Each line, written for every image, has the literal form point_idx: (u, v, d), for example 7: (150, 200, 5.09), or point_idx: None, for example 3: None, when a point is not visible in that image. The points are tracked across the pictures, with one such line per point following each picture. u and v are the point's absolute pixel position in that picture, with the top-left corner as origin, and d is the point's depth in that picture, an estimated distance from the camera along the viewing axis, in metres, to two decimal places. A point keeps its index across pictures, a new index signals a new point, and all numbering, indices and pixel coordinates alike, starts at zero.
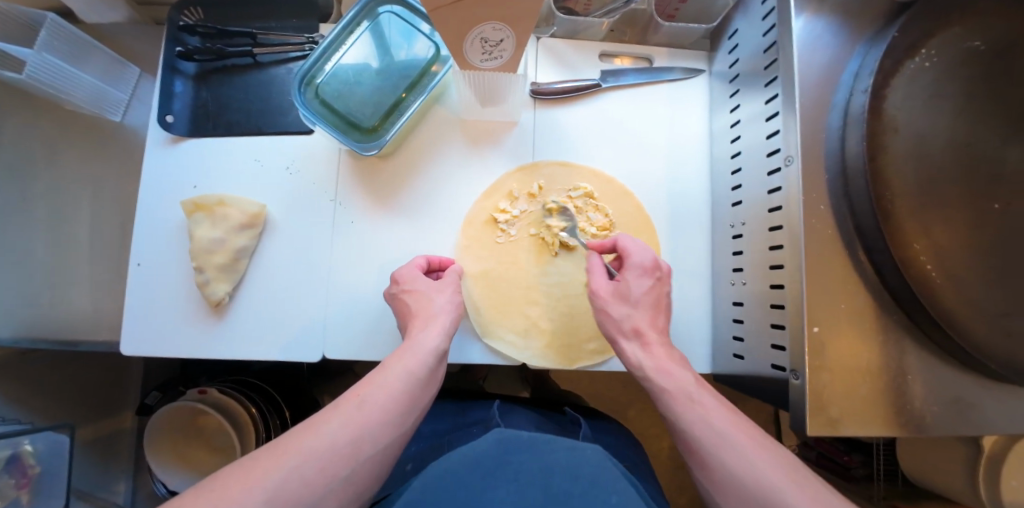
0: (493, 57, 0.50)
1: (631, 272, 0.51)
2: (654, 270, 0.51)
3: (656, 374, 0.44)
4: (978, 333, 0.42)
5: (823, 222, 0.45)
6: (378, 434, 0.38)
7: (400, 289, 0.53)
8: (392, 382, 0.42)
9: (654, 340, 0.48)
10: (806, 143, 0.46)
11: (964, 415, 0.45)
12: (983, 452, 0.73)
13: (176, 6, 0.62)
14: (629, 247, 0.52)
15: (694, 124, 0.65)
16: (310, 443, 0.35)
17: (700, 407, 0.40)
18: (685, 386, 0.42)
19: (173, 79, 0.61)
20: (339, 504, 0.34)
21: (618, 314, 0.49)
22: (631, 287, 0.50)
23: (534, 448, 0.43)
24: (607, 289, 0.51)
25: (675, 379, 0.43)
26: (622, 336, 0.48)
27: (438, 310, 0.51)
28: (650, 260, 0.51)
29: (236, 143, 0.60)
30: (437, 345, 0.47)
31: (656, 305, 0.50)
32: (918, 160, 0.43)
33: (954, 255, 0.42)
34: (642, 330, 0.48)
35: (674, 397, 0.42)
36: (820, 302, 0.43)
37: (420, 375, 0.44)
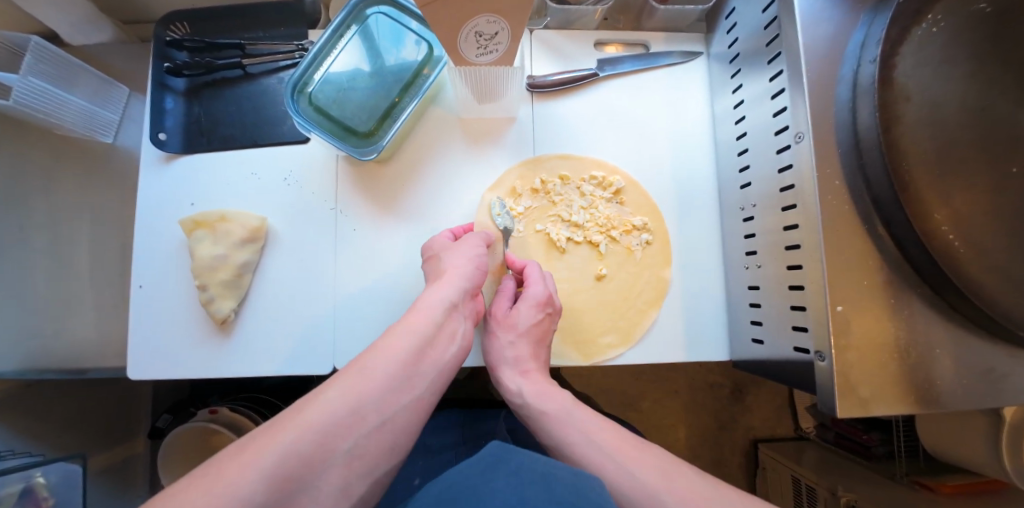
0: (489, 51, 0.49)
1: (524, 301, 0.53)
2: (545, 304, 0.54)
3: (538, 400, 0.48)
4: (1006, 301, 0.41)
5: (838, 199, 0.43)
6: (381, 404, 0.37)
7: (428, 256, 0.54)
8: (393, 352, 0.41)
9: (532, 367, 0.53)
10: (818, 116, 0.45)
11: (998, 387, 0.43)
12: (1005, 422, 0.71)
13: (161, 21, 0.61)
14: (531, 277, 0.55)
15: (695, 107, 0.64)
16: (308, 413, 0.34)
17: (582, 428, 0.44)
18: (563, 409, 0.47)
19: (164, 96, 0.59)
20: (349, 472, 0.33)
21: (504, 341, 0.54)
22: (520, 318, 0.53)
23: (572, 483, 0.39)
24: (503, 318, 0.54)
25: (553, 401, 0.48)
26: (503, 364, 0.53)
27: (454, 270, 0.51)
28: (542, 294, 0.54)
29: (234, 158, 0.59)
30: (446, 298, 0.48)
31: (541, 338, 0.54)
32: (933, 127, 0.41)
33: (977, 223, 0.41)
34: (523, 358, 0.53)
35: (551, 418, 0.46)
36: (843, 281, 0.42)
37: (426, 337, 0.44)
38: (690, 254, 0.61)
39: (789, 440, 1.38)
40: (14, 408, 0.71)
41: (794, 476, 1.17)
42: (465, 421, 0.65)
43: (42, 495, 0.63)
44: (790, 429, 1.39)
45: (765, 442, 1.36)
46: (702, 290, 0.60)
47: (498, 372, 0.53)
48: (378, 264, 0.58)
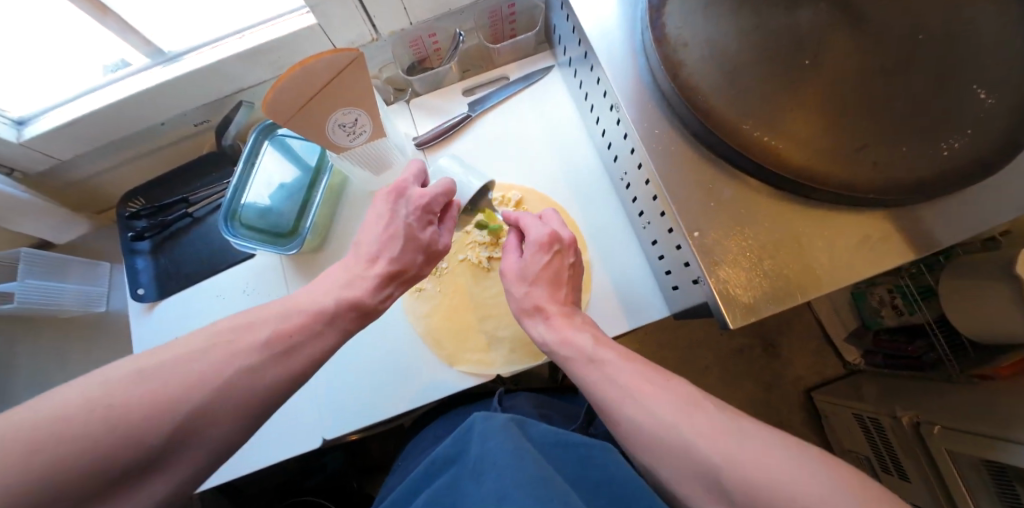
0: (359, 134, 0.59)
1: (533, 246, 0.55)
2: (551, 244, 0.54)
3: (561, 345, 0.50)
4: (840, 174, 0.45)
5: (666, 144, 0.50)
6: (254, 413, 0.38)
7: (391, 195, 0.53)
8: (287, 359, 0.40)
9: (553, 312, 0.53)
10: (626, 86, 0.52)
11: (877, 248, 0.46)
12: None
13: (122, 202, 0.75)
14: (530, 226, 0.57)
15: (563, 109, 0.72)
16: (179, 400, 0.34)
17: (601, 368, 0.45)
18: (584, 350, 0.48)
19: (136, 259, 0.72)
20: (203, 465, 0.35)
21: (519, 294, 0.55)
22: (531, 264, 0.55)
23: (495, 449, 0.36)
24: (514, 270, 0.56)
25: (575, 345, 0.49)
26: (527, 315, 0.54)
27: (396, 225, 0.51)
28: (545, 234, 0.54)
29: (201, 289, 0.70)
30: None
31: (554, 281, 0.55)
32: (717, 57, 0.48)
33: (786, 119, 0.46)
34: (542, 306, 0.53)
35: (576, 359, 0.48)
36: (694, 209, 0.47)
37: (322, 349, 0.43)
38: (600, 232, 0.66)
39: (841, 379, 1.28)
40: None
41: (857, 414, 1.10)
42: None
43: None
44: (837, 368, 1.30)
45: (817, 389, 1.28)
46: (620, 260, 0.64)
47: (522, 320, 0.55)
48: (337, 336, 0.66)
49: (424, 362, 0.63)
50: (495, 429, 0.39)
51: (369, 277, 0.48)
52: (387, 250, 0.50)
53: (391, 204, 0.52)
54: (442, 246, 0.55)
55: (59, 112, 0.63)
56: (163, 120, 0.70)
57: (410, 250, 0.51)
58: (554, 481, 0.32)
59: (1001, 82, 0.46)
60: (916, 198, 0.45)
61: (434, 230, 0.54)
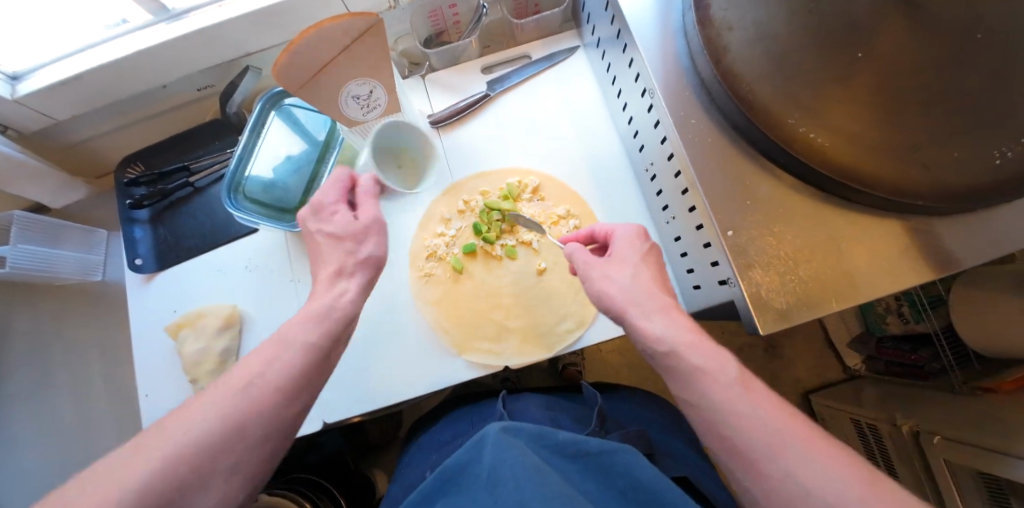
0: (373, 108, 0.55)
1: (627, 242, 0.48)
2: (643, 239, 0.49)
3: (694, 348, 0.39)
4: (888, 175, 0.42)
5: (702, 135, 0.47)
6: (263, 415, 0.37)
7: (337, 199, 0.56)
8: (283, 365, 0.41)
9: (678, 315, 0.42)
10: (663, 71, 0.49)
11: (917, 254, 0.45)
12: None
13: (120, 167, 0.72)
14: (612, 229, 0.50)
15: (586, 93, 0.69)
16: (186, 436, 0.34)
17: (746, 395, 0.36)
18: (728, 371, 0.37)
19: (134, 228, 0.69)
20: (228, 477, 0.35)
21: (623, 281, 0.44)
22: (626, 256, 0.47)
23: (512, 461, 0.33)
24: (610, 263, 0.46)
25: (708, 352, 0.38)
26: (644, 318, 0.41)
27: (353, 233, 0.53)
28: (636, 231, 0.49)
29: (202, 261, 0.68)
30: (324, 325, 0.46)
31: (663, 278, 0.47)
32: (765, 44, 0.45)
33: (836, 114, 0.43)
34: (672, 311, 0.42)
35: (710, 373, 0.37)
36: (729, 206, 0.45)
37: (311, 353, 0.43)
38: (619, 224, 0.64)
39: (842, 383, 1.25)
40: None
41: (853, 418, 1.08)
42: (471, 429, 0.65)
43: None
44: (839, 373, 1.26)
45: (817, 391, 1.25)
46: None
47: (628, 316, 0.42)
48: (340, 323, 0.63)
49: (432, 350, 0.61)
50: (512, 440, 0.35)
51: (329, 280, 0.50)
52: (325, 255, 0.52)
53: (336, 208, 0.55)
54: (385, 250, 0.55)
55: (54, 69, 0.59)
56: (166, 82, 0.67)
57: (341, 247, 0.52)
58: (580, 502, 0.30)
59: None
60: (964, 206, 0.44)
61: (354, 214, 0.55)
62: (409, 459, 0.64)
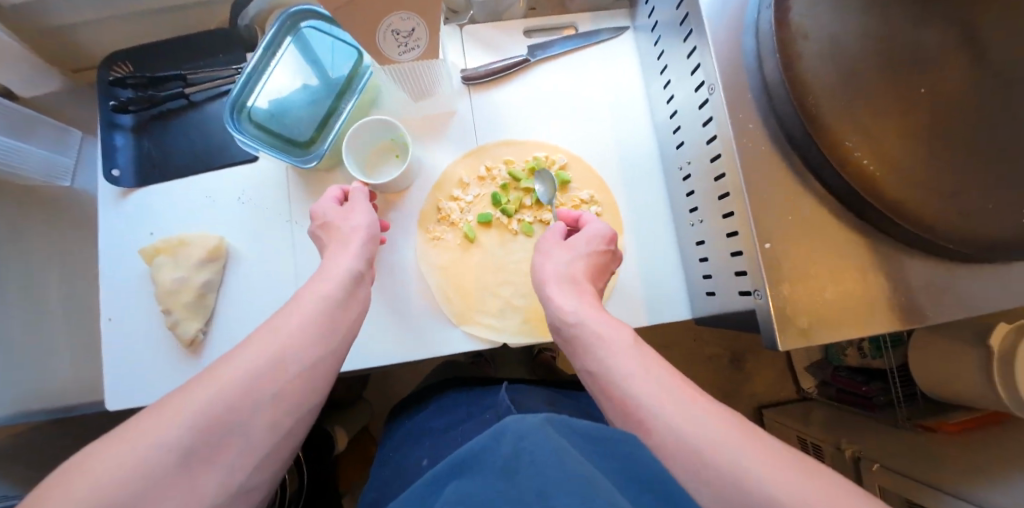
0: (411, 48, 0.50)
1: (588, 233, 0.53)
2: (610, 240, 0.53)
3: (593, 318, 0.44)
4: (929, 216, 0.42)
5: (755, 142, 0.46)
6: (301, 353, 0.36)
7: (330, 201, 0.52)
8: (306, 307, 0.39)
9: (586, 290, 0.48)
10: (726, 67, 0.47)
11: (934, 297, 0.46)
12: (993, 351, 0.76)
13: (105, 64, 0.64)
14: (589, 220, 0.55)
15: (629, 79, 0.66)
16: (228, 373, 0.32)
17: (639, 359, 0.38)
18: (622, 339, 0.40)
19: (113, 134, 0.62)
20: (276, 416, 0.32)
21: (559, 259, 0.51)
22: (577, 243, 0.53)
23: (533, 447, 0.34)
24: (560, 243, 0.53)
25: (611, 327, 0.42)
26: (556, 281, 0.49)
27: (350, 230, 0.49)
28: (607, 230, 0.54)
29: (189, 185, 0.61)
30: (350, 267, 0.45)
31: (597, 272, 0.52)
32: (838, 59, 0.43)
33: (891, 145, 0.43)
34: (578, 278, 0.49)
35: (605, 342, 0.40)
36: (771, 219, 0.44)
37: (336, 297, 0.42)
38: (641, 219, 0.62)
39: (793, 403, 1.32)
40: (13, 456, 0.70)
41: (800, 436, 1.14)
42: (458, 402, 0.63)
43: None
44: (792, 393, 1.33)
45: (770, 407, 1.32)
46: (655, 252, 0.61)
47: (548, 288, 0.49)
48: None
49: (430, 317, 0.59)
50: (532, 424, 0.37)
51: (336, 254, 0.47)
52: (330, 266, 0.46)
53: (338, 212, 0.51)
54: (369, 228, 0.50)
55: None
56: None
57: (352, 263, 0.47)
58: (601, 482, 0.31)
59: None
60: (988, 256, 0.44)
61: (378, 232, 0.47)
62: (399, 445, 0.62)
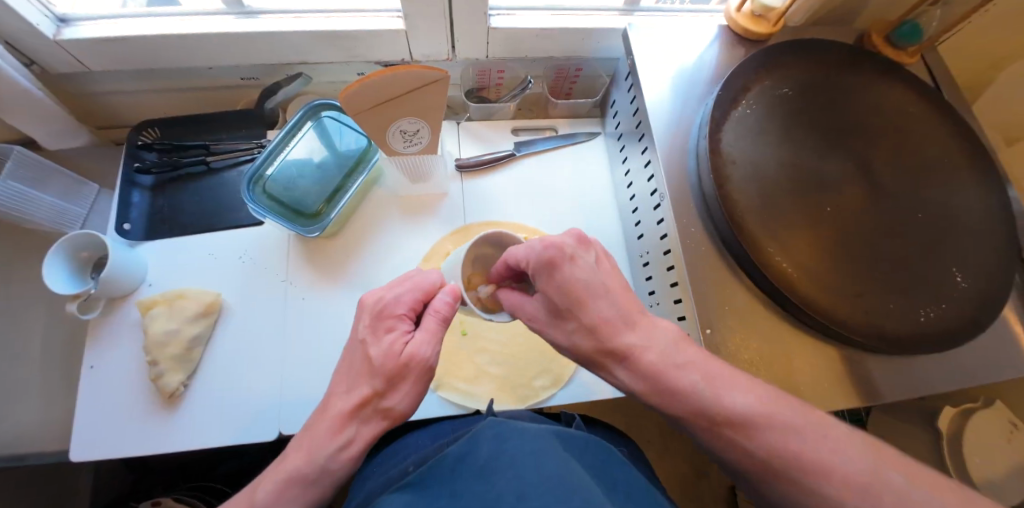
0: (414, 144, 0.60)
1: (515, 294, 0.45)
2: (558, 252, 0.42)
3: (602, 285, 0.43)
4: (839, 313, 0.51)
5: (698, 242, 0.55)
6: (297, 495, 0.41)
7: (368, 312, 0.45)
8: (307, 449, 0.43)
9: (573, 319, 0.43)
10: (674, 180, 0.57)
11: (851, 384, 0.53)
12: (943, 432, 0.81)
13: (134, 129, 0.71)
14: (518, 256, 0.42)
15: (599, 174, 0.77)
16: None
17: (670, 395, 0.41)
18: (649, 344, 0.42)
19: (131, 192, 0.67)
20: None
21: (529, 305, 0.44)
22: (522, 303, 0.44)
23: (514, 448, 0.38)
24: (519, 301, 0.45)
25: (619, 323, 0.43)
26: (539, 318, 0.44)
27: (355, 345, 0.46)
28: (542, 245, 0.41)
29: (194, 241, 0.66)
30: (349, 407, 0.43)
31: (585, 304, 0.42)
32: (760, 181, 0.54)
33: (804, 253, 0.52)
34: (540, 316, 0.44)
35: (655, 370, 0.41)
36: (711, 308, 0.52)
37: (333, 451, 0.42)
38: None
39: None
40: None
41: None
42: None
43: None
44: None
45: None
46: None
47: (546, 329, 0.44)
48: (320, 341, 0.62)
49: None
50: (514, 430, 0.41)
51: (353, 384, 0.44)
52: (344, 380, 0.45)
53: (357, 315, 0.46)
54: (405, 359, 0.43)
55: (110, 26, 0.60)
56: (212, 66, 0.68)
57: (364, 378, 0.44)
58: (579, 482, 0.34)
59: (972, 272, 0.55)
60: (892, 349, 0.52)
61: (405, 333, 0.44)
62: None
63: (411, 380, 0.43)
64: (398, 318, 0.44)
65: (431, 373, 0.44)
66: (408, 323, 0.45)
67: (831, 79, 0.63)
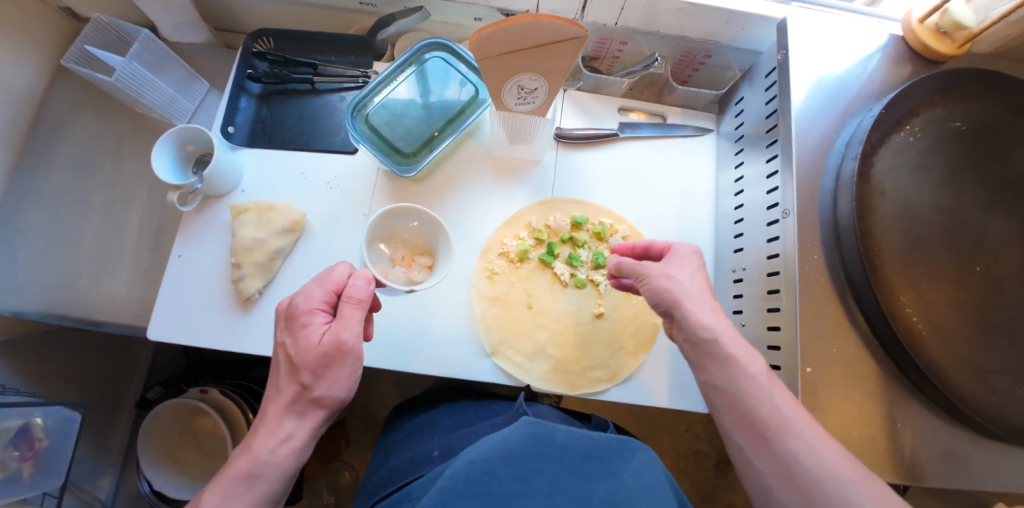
0: (527, 102, 0.57)
1: (677, 252, 0.49)
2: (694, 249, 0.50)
3: (712, 317, 0.44)
4: (967, 387, 0.45)
5: (816, 271, 0.50)
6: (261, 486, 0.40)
7: (285, 316, 0.46)
8: (259, 443, 0.41)
9: (711, 304, 0.45)
10: (804, 198, 0.52)
11: (951, 464, 0.48)
12: None
13: (251, 35, 0.71)
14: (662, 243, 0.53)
15: (702, 175, 0.71)
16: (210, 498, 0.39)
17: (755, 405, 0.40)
18: (752, 358, 0.42)
19: (240, 97, 0.68)
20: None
21: (685, 281, 0.46)
22: (681, 261, 0.48)
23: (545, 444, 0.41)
24: (668, 265, 0.48)
25: (737, 343, 0.43)
26: (686, 301, 0.44)
27: (281, 340, 0.45)
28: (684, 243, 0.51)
29: (288, 157, 0.67)
30: (287, 401, 0.43)
31: (700, 278, 0.48)
32: (905, 221, 0.48)
33: (939, 311, 0.47)
34: (702, 296, 0.45)
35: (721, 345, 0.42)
36: (814, 344, 0.48)
37: (284, 447, 0.42)
38: None
39: None
40: (39, 354, 0.73)
41: None
42: None
43: (37, 436, 0.63)
44: None
45: None
46: None
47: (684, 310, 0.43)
48: None
49: (467, 338, 0.62)
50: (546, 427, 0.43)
51: (286, 380, 0.44)
52: (275, 381, 0.45)
53: (280, 324, 0.46)
54: (327, 343, 0.42)
55: None
56: None
57: (291, 375, 0.43)
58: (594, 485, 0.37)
59: None
60: (1013, 440, 0.45)
61: (321, 325, 0.43)
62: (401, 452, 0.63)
63: (336, 368, 0.43)
64: (310, 314, 0.44)
65: (359, 358, 0.44)
66: (324, 316, 0.44)
67: (1018, 122, 0.53)
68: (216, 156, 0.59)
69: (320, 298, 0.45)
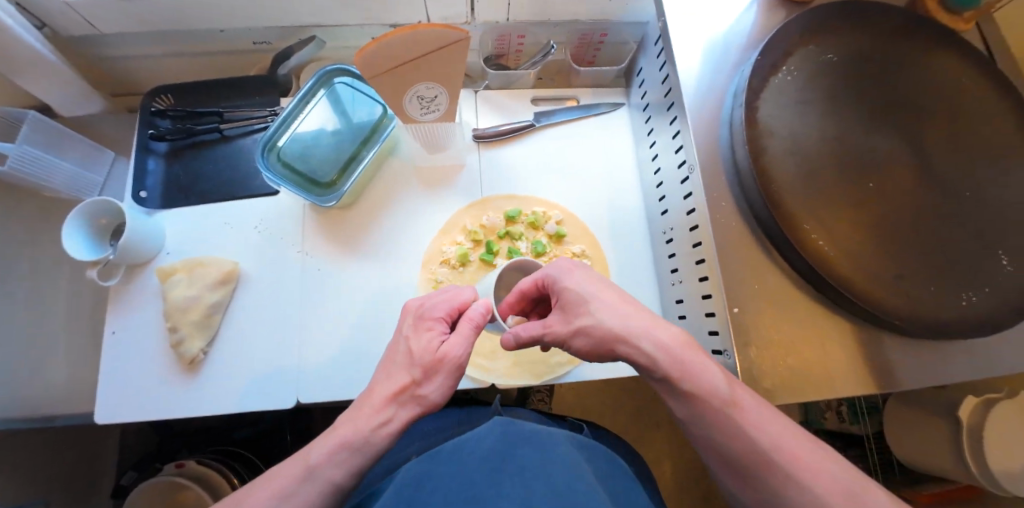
0: (431, 110, 0.58)
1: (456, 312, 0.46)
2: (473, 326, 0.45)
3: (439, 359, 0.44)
4: (879, 296, 0.48)
5: (728, 218, 0.52)
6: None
7: (409, 316, 0.46)
8: (357, 423, 0.40)
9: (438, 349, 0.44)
10: (704, 152, 0.54)
11: (883, 369, 0.51)
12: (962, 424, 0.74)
13: (148, 94, 0.70)
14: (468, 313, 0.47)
15: (622, 148, 0.74)
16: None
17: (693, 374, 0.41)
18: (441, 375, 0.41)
19: (146, 159, 0.67)
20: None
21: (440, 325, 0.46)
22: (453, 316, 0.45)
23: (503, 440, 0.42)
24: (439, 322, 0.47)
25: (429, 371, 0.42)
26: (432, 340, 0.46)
27: (400, 338, 0.46)
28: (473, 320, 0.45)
29: (209, 210, 0.66)
30: (395, 390, 0.42)
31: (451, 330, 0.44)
32: (796, 155, 0.51)
33: (841, 231, 0.50)
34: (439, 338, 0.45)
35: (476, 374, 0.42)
36: (738, 287, 0.50)
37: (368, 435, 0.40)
38: (626, 274, 0.67)
39: None
40: None
41: None
42: None
43: None
44: None
45: None
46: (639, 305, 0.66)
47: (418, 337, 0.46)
48: (334, 310, 0.62)
49: None
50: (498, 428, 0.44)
51: (398, 371, 0.43)
52: (386, 367, 0.44)
53: (403, 319, 0.47)
54: (442, 353, 0.42)
55: None
56: (223, 28, 0.66)
57: (407, 367, 0.43)
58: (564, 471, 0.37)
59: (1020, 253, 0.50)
60: (929, 336, 0.49)
61: (440, 334, 0.43)
62: None
63: (443, 376, 0.42)
64: (435, 321, 0.44)
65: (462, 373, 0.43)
66: (444, 327, 0.44)
67: (882, 45, 0.57)
68: (129, 223, 0.57)
69: (447, 306, 0.45)
